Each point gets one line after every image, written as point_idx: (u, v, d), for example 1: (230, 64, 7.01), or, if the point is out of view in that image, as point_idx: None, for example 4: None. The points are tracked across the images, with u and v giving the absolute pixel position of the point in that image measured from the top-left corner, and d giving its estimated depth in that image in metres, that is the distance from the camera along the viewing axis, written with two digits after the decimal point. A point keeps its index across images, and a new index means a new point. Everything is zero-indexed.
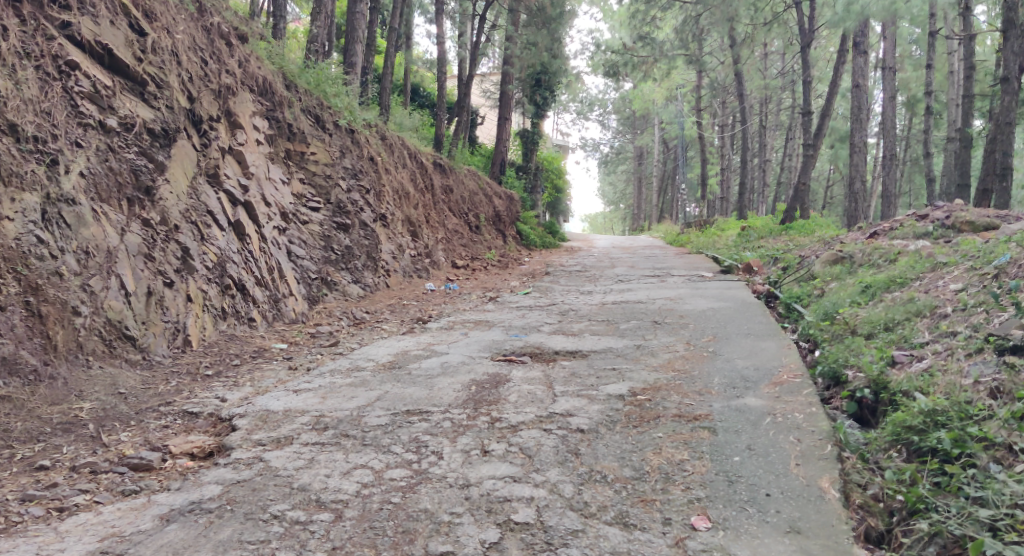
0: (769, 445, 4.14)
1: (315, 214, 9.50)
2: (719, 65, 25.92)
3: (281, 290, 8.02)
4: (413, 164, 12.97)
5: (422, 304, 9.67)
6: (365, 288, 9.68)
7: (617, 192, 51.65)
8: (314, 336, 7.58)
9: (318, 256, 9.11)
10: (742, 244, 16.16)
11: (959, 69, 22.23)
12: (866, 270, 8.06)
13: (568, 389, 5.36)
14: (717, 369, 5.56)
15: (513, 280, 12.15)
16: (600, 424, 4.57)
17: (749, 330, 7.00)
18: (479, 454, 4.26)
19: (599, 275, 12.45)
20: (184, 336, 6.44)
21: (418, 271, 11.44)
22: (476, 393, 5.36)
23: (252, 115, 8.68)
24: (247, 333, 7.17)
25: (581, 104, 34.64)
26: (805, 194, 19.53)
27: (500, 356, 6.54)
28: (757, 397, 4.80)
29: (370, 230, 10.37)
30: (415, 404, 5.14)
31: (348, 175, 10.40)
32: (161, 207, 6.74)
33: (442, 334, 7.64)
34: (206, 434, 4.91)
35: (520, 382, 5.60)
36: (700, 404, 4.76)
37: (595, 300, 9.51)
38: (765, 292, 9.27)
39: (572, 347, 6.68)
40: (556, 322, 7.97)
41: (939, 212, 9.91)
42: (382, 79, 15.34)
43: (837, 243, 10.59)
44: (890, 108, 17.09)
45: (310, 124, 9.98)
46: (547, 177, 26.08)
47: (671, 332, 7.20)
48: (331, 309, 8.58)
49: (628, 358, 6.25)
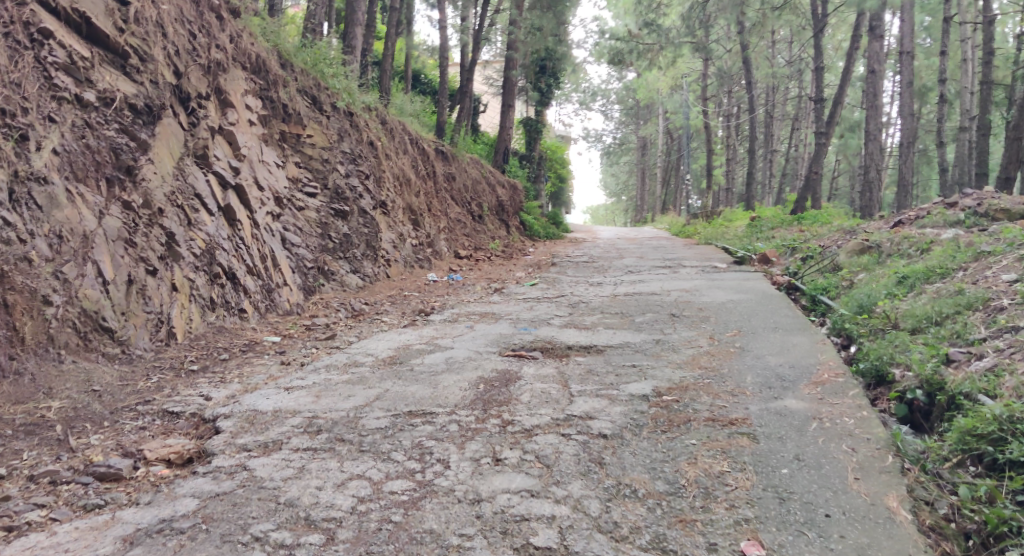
0: (817, 456, 3.67)
1: (311, 200, 9.01)
2: (726, 53, 25.27)
3: (274, 279, 7.53)
4: (414, 150, 12.46)
5: (424, 295, 9.21)
6: (365, 279, 9.20)
7: (619, 184, 51.11)
8: (309, 329, 7.11)
9: (315, 244, 8.62)
10: (753, 235, 15.66)
11: (973, 57, 21.72)
12: (897, 260, 7.60)
13: (586, 388, 4.88)
14: (748, 367, 5.08)
15: (519, 271, 11.65)
16: (625, 429, 4.09)
17: (776, 325, 6.53)
18: (491, 463, 3.78)
19: (608, 266, 11.97)
20: (167, 328, 5.96)
21: (419, 261, 10.96)
22: (484, 393, 4.87)
23: (244, 93, 8.18)
24: (237, 326, 6.70)
25: (583, 93, 34.00)
26: (816, 184, 19.02)
27: (509, 351, 6.06)
28: (798, 399, 4.32)
29: (369, 218, 9.89)
30: (418, 404, 4.67)
31: (347, 159, 9.90)
32: (144, 189, 6.25)
33: (447, 327, 7.16)
34: (186, 438, 4.44)
35: (532, 380, 5.13)
36: (735, 407, 4.27)
37: (606, 291, 9.02)
38: (785, 283, 8.80)
39: (586, 342, 6.20)
40: (567, 315, 7.49)
41: (969, 199, 9.43)
42: (382, 64, 14.79)
43: (859, 232, 10.11)
44: (907, 95, 16.55)
45: (306, 105, 9.49)
46: (551, 166, 25.55)
47: (691, 325, 6.72)
48: (328, 300, 8.11)
49: (649, 354, 5.77)
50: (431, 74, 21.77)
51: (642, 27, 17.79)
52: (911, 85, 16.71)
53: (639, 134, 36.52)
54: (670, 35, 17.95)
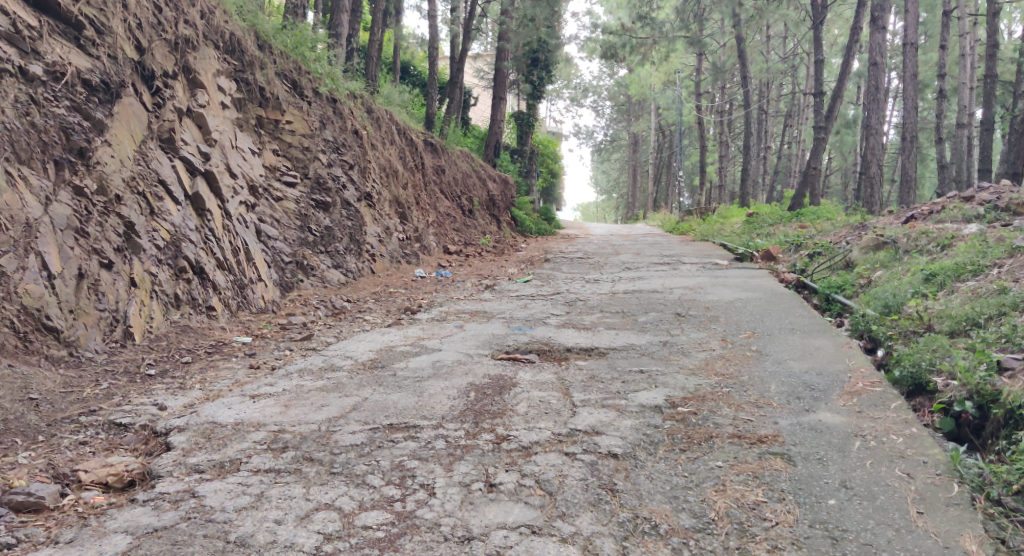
0: (865, 485, 3.16)
1: (290, 190, 8.42)
2: (721, 48, 24.72)
3: (248, 274, 6.95)
4: (402, 141, 11.87)
5: (411, 292, 8.63)
6: (347, 274, 8.62)
7: (611, 181, 50.49)
8: (284, 329, 6.56)
9: (293, 237, 8.04)
10: (751, 231, 15.16)
11: (972, 53, 21.29)
12: (917, 256, 7.13)
13: (590, 398, 4.32)
14: (771, 375, 4.54)
15: (511, 267, 11.08)
16: (638, 448, 3.55)
17: (793, 326, 6.02)
18: (484, 489, 3.25)
19: (604, 262, 11.43)
20: (124, 328, 5.39)
21: (406, 256, 10.37)
22: (475, 403, 4.31)
23: (217, 74, 7.58)
24: (204, 325, 6.12)
25: (574, 89, 33.30)
26: (815, 180, 18.54)
27: (502, 354, 5.50)
28: (834, 413, 3.78)
29: (353, 211, 9.30)
30: (401, 416, 4.10)
31: (329, 148, 9.31)
32: (99, 173, 5.66)
33: (434, 327, 6.59)
34: (132, 455, 3.87)
35: (529, 388, 4.58)
36: (763, 422, 3.73)
37: (604, 288, 8.46)
38: (795, 281, 8.30)
39: (587, 344, 5.66)
40: (564, 314, 6.94)
41: (987, 192, 8.96)
42: (368, 53, 14.17)
43: (869, 228, 9.62)
44: (910, 89, 16.04)
45: (285, 90, 8.89)
46: (543, 161, 24.92)
47: (700, 326, 6.19)
48: (307, 297, 7.54)
49: (657, 358, 5.23)
50: (420, 66, 21.11)
51: (635, 20, 17.07)
52: (914, 79, 16.20)
53: (631, 131, 35.83)
54: (663, 29, 17.35)
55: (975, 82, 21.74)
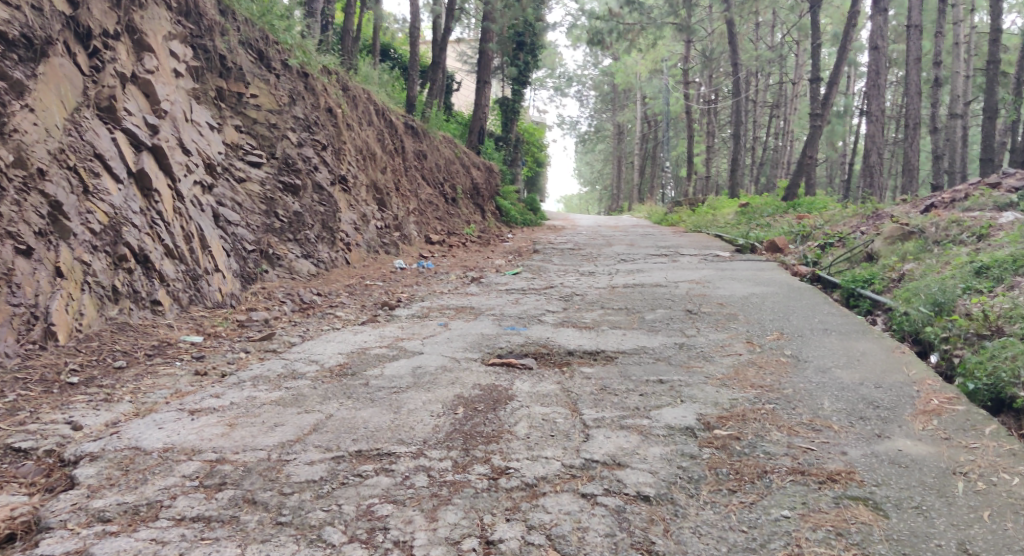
0: (990, 548, 2.52)
1: (254, 170, 7.55)
2: (710, 35, 23.90)
3: (203, 264, 6.07)
4: (380, 122, 11.00)
5: (389, 285, 7.80)
6: (319, 266, 7.77)
7: (595, 173, 49.54)
8: (243, 327, 5.73)
9: (257, 223, 7.18)
10: (748, 222, 14.41)
11: (970, 41, 20.72)
12: (953, 250, 6.47)
13: (605, 417, 3.54)
14: (820, 389, 3.79)
15: (498, 258, 10.27)
16: (674, 487, 2.82)
17: (825, 325, 5.27)
18: (479, 550, 2.60)
19: (597, 254, 10.65)
20: (44, 326, 4.58)
21: (385, 246, 9.52)
22: (464, 423, 3.51)
23: (169, 37, 6.67)
24: (147, 322, 5.28)
25: (557, 78, 32.18)
26: (810, 169, 17.88)
27: (493, 358, 4.69)
28: (914, 440, 3.03)
29: (325, 195, 8.43)
30: (372, 440, 3.30)
31: (299, 126, 8.43)
32: (17, 143, 4.82)
33: (415, 325, 5.78)
34: (26, 493, 3.05)
35: (529, 403, 3.79)
36: (827, 452, 2.98)
37: (602, 282, 7.66)
38: (809, 274, 7.59)
39: (592, 346, 4.87)
40: (563, 311, 6.13)
41: (1014, 179, 8.33)
42: (343, 30, 13.20)
43: (885, 217, 8.94)
44: (913, 73, 15.34)
45: (250, 60, 7.99)
46: (529, 149, 24.04)
47: (717, 325, 5.42)
48: (272, 291, 6.69)
49: (676, 364, 4.45)
50: (401, 49, 20.12)
51: (624, 5, 15.61)
52: (917, 64, 15.49)
53: (616, 121, 34.79)
54: (652, 15, 16.43)
55: (972, 71, 21.17)
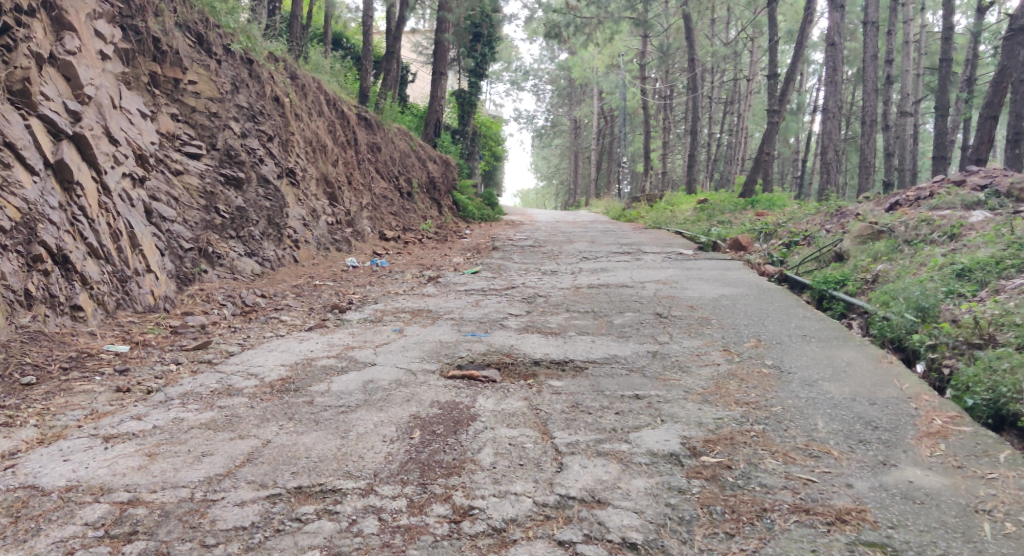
0: None
1: (192, 162, 6.99)
2: (667, 30, 23.68)
3: (134, 265, 5.55)
4: (331, 113, 10.45)
5: (340, 285, 7.32)
6: (264, 264, 7.25)
7: (551, 167, 49.05)
8: (176, 334, 5.24)
9: (195, 219, 6.64)
10: (708, 218, 14.19)
11: (922, 39, 20.85)
12: (927, 248, 6.26)
13: (580, 441, 3.16)
14: (811, 405, 3.47)
15: (455, 256, 9.83)
16: (664, 531, 2.64)
17: (803, 330, 4.98)
18: None
19: (558, 251, 10.28)
20: None
21: (336, 243, 9.02)
22: (420, 450, 3.13)
23: (94, 16, 6.10)
24: (66, 331, 4.78)
25: (515, 72, 31.58)
26: (768, 165, 17.77)
27: (453, 370, 4.28)
28: (924, 469, 2.87)
29: (271, 189, 7.90)
30: (314, 473, 2.94)
31: (242, 115, 7.89)
32: None
33: (368, 331, 5.36)
34: None
35: (494, 424, 3.40)
36: (831, 485, 2.80)
37: (565, 282, 7.30)
38: (777, 273, 7.32)
39: (559, 355, 4.50)
40: (526, 314, 5.75)
41: (979, 176, 8.20)
42: (291, 16, 12.52)
43: (850, 215, 8.75)
44: (869, 70, 15.27)
45: (188, 44, 7.41)
46: (485, 143, 23.52)
47: (690, 331, 5.09)
48: (212, 292, 6.17)
49: (651, 376, 4.10)
50: (353, 38, 19.43)
51: None
52: (873, 61, 15.43)
53: (573, 116, 34.39)
54: (609, 9, 16.02)
55: (923, 69, 21.34)
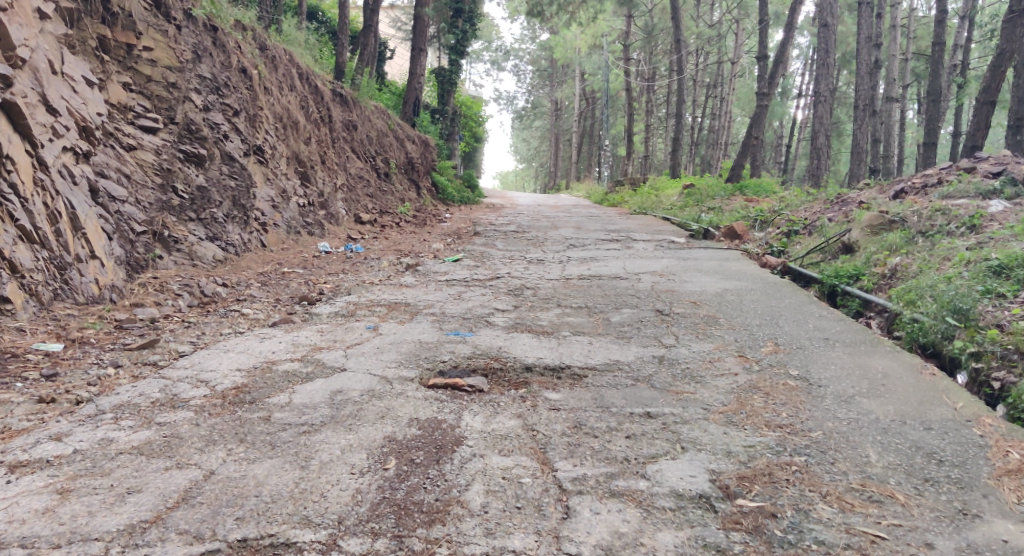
0: None
1: (147, 136, 6.32)
2: (652, 10, 23.02)
3: (75, 250, 4.92)
4: (304, 88, 9.77)
5: (310, 272, 6.73)
6: (228, 249, 6.63)
7: (531, 150, 48.16)
8: (121, 329, 4.66)
9: (149, 199, 6.00)
10: (697, 204, 13.69)
11: (912, 22, 20.36)
12: (949, 240, 5.78)
13: (587, 476, 2.74)
14: (857, 431, 2.97)
15: (435, 241, 9.23)
16: None
17: (824, 333, 4.47)
18: None
19: (543, 237, 9.71)
20: None
21: (308, 226, 8.39)
22: (395, 486, 2.71)
23: None
24: None
25: (495, 51, 30.69)
26: (755, 149, 17.27)
27: (433, 378, 3.73)
28: (1015, 522, 2.56)
29: (236, 167, 7.25)
30: (262, 520, 2.57)
31: (204, 86, 7.20)
32: None
33: (338, 328, 4.78)
34: None
35: (484, 452, 2.88)
36: (904, 544, 2.49)
37: (553, 272, 6.74)
38: (779, 265, 6.80)
39: (554, 360, 3.95)
40: (514, 310, 5.19)
41: (991, 163, 7.72)
42: None
43: (853, 203, 8.27)
44: (861, 52, 14.74)
45: (143, 6, 6.71)
46: (465, 123, 22.82)
47: (698, 332, 4.58)
48: (166, 281, 5.55)
49: (661, 388, 3.57)
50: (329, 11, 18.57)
51: None
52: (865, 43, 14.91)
53: (554, 97, 33.62)
54: None
55: (913, 52, 20.90)
